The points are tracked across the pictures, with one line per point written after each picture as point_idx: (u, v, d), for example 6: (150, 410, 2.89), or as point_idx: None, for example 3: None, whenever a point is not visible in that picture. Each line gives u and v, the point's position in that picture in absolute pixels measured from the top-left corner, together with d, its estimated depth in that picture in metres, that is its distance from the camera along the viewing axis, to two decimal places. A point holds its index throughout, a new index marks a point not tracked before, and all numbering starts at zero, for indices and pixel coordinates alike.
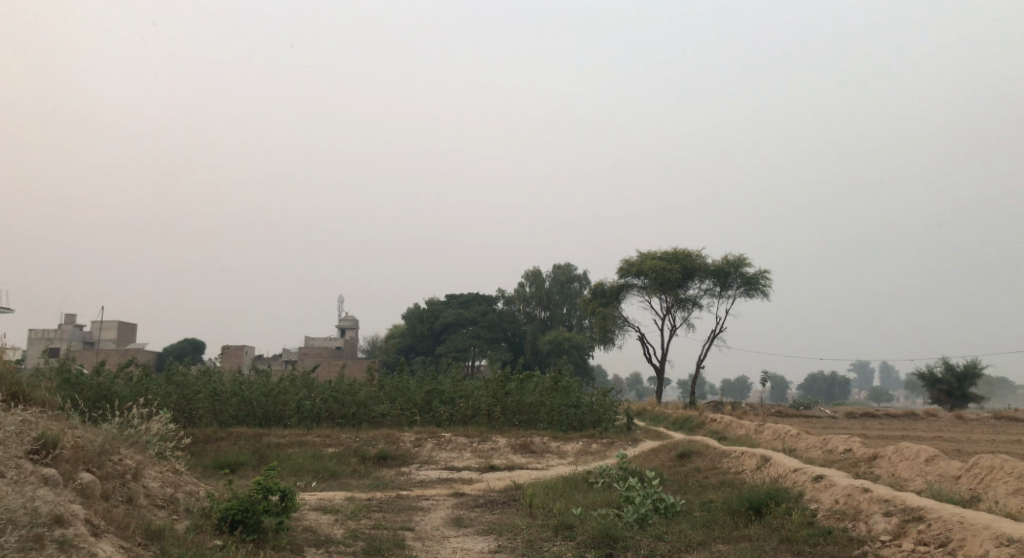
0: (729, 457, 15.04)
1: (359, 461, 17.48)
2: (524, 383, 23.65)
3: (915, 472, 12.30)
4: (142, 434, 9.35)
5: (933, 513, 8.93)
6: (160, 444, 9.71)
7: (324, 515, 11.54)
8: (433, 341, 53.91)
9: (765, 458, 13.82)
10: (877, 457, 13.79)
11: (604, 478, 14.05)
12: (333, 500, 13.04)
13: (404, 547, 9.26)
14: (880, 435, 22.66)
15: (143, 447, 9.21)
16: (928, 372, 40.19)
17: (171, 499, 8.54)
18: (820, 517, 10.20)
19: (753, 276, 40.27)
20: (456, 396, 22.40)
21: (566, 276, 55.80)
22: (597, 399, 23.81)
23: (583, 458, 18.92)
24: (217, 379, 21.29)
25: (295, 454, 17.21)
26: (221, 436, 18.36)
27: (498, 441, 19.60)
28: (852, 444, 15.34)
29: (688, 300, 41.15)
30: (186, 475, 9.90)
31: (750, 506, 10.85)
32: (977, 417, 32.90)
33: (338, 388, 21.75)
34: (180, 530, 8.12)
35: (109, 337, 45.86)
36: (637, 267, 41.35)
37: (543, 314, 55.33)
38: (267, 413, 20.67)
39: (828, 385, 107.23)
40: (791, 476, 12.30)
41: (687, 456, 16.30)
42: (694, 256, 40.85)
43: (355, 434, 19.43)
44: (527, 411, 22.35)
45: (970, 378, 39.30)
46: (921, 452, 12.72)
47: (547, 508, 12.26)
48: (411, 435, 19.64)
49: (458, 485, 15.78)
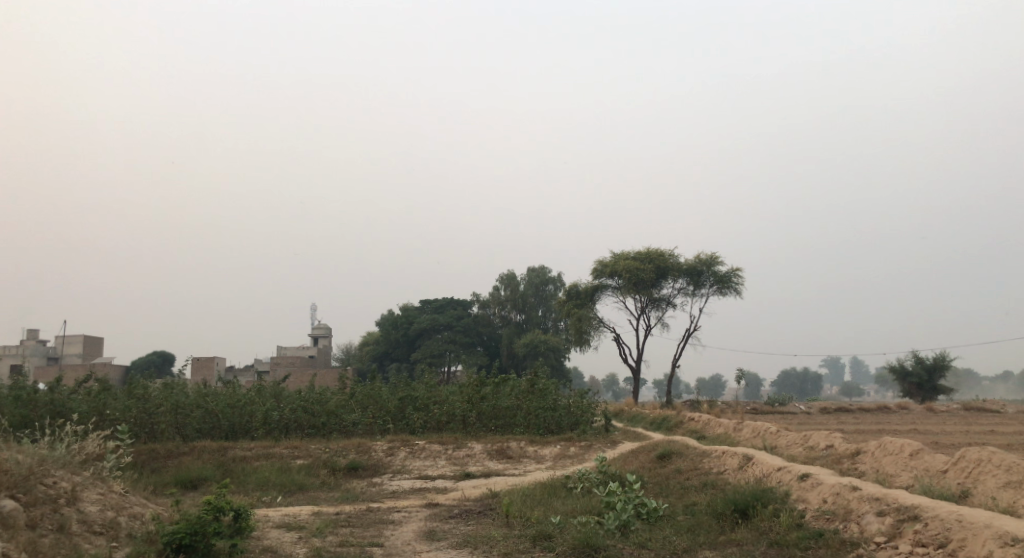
0: (711, 457, 14.57)
1: (329, 473, 16.78)
2: (500, 386, 23.10)
3: (901, 467, 11.88)
4: (77, 455, 8.68)
5: (929, 511, 8.49)
6: (96, 465, 9.08)
7: (288, 533, 10.92)
8: (408, 347, 53.12)
9: (747, 457, 13.37)
10: (860, 453, 13.37)
11: (583, 483, 13.52)
12: (299, 516, 12.42)
13: None
14: (858, 430, 22.41)
15: (78, 469, 8.58)
16: (899, 365, 40.15)
17: (111, 525, 7.97)
18: (808, 518, 9.73)
19: (726, 274, 40.06)
20: (430, 402, 21.73)
21: (541, 279, 55.36)
22: (574, 401, 23.32)
23: (562, 462, 18.40)
24: (180, 391, 20.47)
25: (262, 467, 16.50)
26: (184, 450, 17.57)
27: (474, 448, 19.02)
28: (834, 440, 14.96)
29: (662, 299, 40.82)
30: (132, 497, 9.29)
31: (735, 509, 10.37)
32: (948, 408, 32.88)
33: (308, 397, 21.01)
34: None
35: (75, 352, 44.66)
36: (610, 267, 40.96)
37: (518, 317, 54.89)
38: (234, 425, 19.95)
39: (801, 381, 108.14)
40: (776, 475, 11.83)
41: (667, 457, 15.83)
42: (667, 255, 40.57)
43: (325, 444, 18.76)
44: (503, 415, 21.86)
45: (939, 370, 39.32)
46: (905, 446, 12.32)
47: (525, 517, 11.69)
48: (384, 443, 18.98)
49: (432, 494, 15.19)
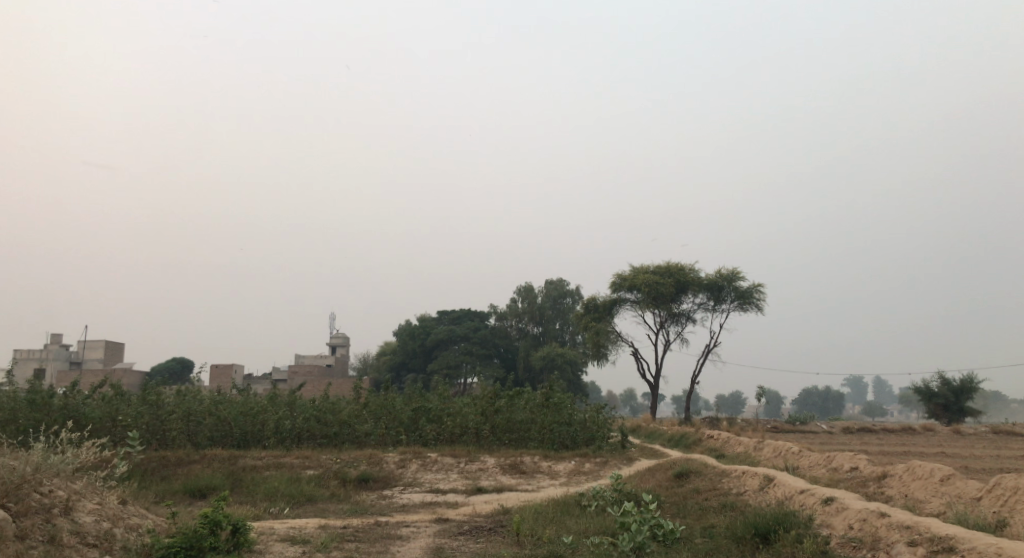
0: (730, 477, 14.13)
1: (339, 484, 16.45)
2: (514, 399, 22.72)
3: (931, 493, 11.38)
4: (70, 463, 8.43)
5: (965, 543, 8.02)
6: (92, 473, 8.89)
7: (291, 547, 10.58)
8: (425, 358, 52.82)
9: (768, 478, 12.90)
10: (887, 476, 12.87)
11: (598, 502, 13.09)
12: (304, 529, 12.09)
13: None
14: (882, 452, 21.82)
15: (76, 479, 8.40)
16: (924, 386, 39.34)
17: (105, 537, 7.87)
18: (833, 544, 9.27)
19: (748, 290, 39.49)
20: (444, 414, 21.39)
21: (559, 292, 55.01)
22: (590, 416, 22.87)
23: (576, 479, 17.97)
24: (192, 398, 20.21)
25: (271, 477, 16.19)
26: (194, 458, 17.27)
27: (487, 461, 18.65)
28: (859, 462, 14.47)
29: (682, 314, 40.32)
30: (134, 507, 9.23)
31: (756, 533, 9.92)
32: (975, 431, 32.09)
33: (321, 406, 20.76)
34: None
35: (96, 356, 44.73)
36: (629, 281, 40.50)
37: (535, 330, 54.52)
38: (246, 434, 19.65)
39: (822, 400, 106.71)
40: (799, 498, 11.37)
41: (685, 476, 15.39)
42: (687, 270, 40.09)
43: (336, 455, 18.43)
44: (517, 429, 21.47)
45: (967, 392, 38.47)
46: (935, 470, 11.83)
47: (537, 535, 11.29)
48: (396, 455, 18.65)
49: (442, 508, 14.83)
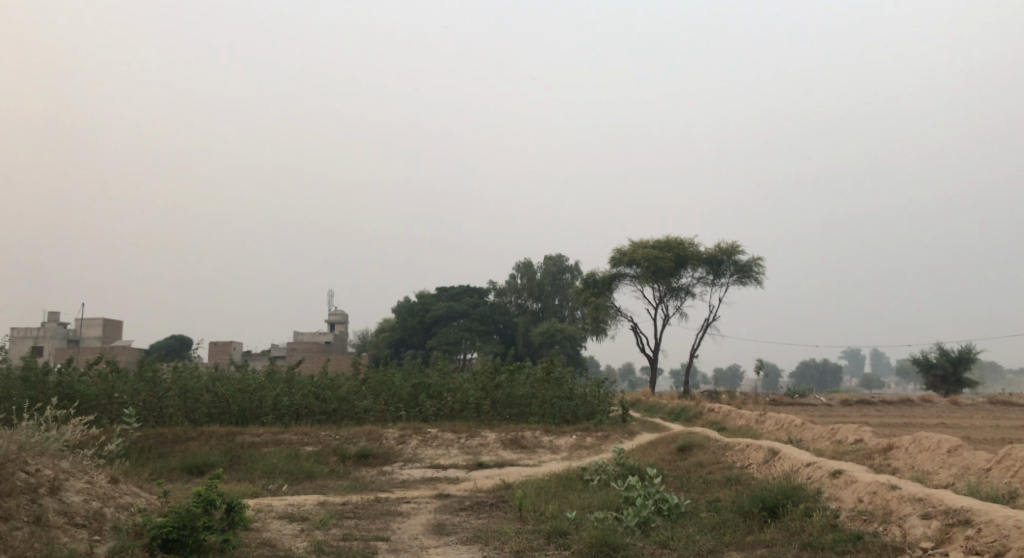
0: (734, 450, 13.94)
1: (338, 461, 16.26)
2: (514, 374, 22.52)
3: (938, 464, 11.18)
4: (57, 440, 8.23)
5: (982, 516, 7.79)
6: (79, 454, 8.72)
7: (289, 524, 10.39)
8: (424, 334, 52.59)
9: (773, 451, 12.71)
10: (893, 448, 12.66)
11: (600, 476, 12.89)
12: (303, 506, 11.89)
13: None
14: (884, 424, 21.68)
15: (61, 458, 8.17)
16: (922, 357, 39.19)
17: (94, 517, 7.68)
18: (843, 518, 9.06)
19: (747, 264, 39.22)
20: (443, 390, 21.17)
21: (558, 268, 54.74)
22: (591, 391, 22.71)
23: (578, 453, 17.81)
24: (189, 374, 19.96)
25: (270, 453, 15.99)
26: (192, 435, 17.04)
27: (488, 437, 18.45)
28: (863, 434, 14.28)
29: (681, 289, 40.06)
30: (128, 488, 9.03)
31: (763, 507, 9.72)
32: (973, 402, 31.99)
33: (319, 383, 20.52)
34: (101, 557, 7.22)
35: (94, 334, 44.53)
36: (628, 255, 40.20)
37: (535, 306, 54.30)
38: (244, 410, 19.44)
39: (818, 372, 107.08)
40: (805, 471, 11.17)
41: (688, 449, 15.20)
42: (686, 244, 39.80)
43: (335, 431, 18.21)
44: (518, 404, 21.29)
45: (965, 362, 38.32)
46: (942, 442, 11.61)
47: (539, 511, 11.08)
48: (396, 431, 18.45)
49: (443, 484, 14.64)
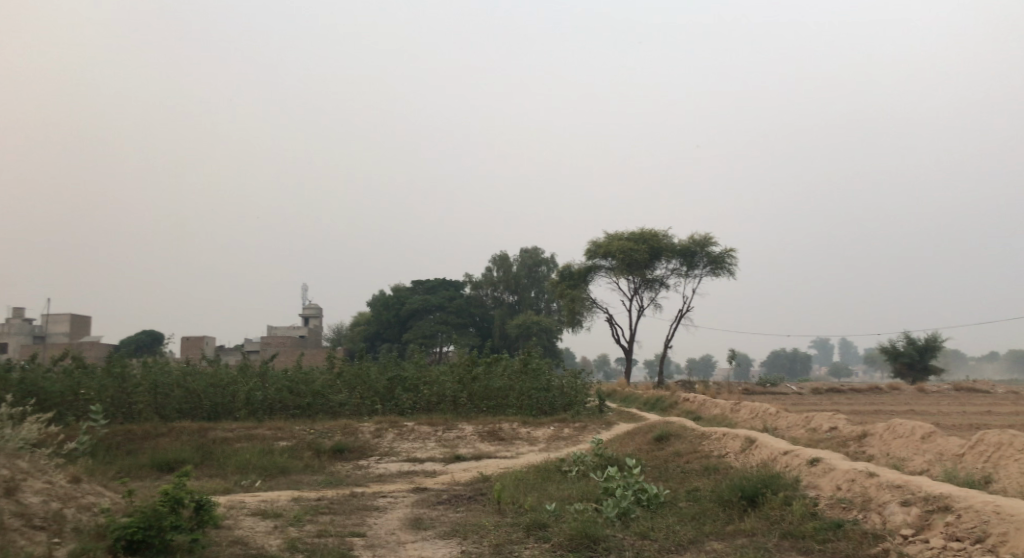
0: (711, 439, 13.91)
1: (313, 455, 16.03)
2: (491, 366, 22.39)
3: (913, 451, 11.19)
4: (13, 441, 8.22)
5: (961, 502, 7.77)
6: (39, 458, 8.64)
7: (262, 521, 10.19)
8: (400, 328, 52.27)
9: (750, 440, 12.68)
10: (868, 435, 12.69)
11: (579, 467, 12.79)
12: (276, 502, 11.67)
13: None
14: (856, 411, 21.89)
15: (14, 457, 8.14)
16: (890, 346, 39.51)
17: (53, 519, 7.68)
18: (822, 506, 9.02)
19: (720, 255, 39.36)
20: (420, 383, 20.99)
21: (534, 260, 54.63)
22: (568, 382, 22.69)
23: (556, 444, 17.73)
24: (159, 369, 19.60)
25: (243, 449, 15.73)
26: (162, 432, 16.72)
27: (465, 429, 18.30)
28: (838, 422, 14.32)
29: (656, 280, 40.12)
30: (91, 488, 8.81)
31: (742, 496, 9.66)
32: (939, 389, 32.37)
33: (293, 377, 20.25)
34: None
35: (61, 330, 43.78)
36: (604, 248, 40.16)
37: (510, 299, 54.19)
38: (216, 405, 19.14)
39: (790, 362, 108.08)
40: (783, 459, 11.14)
41: (665, 439, 15.16)
42: (661, 236, 39.83)
43: (310, 425, 17.97)
44: (495, 395, 21.16)
45: (931, 350, 38.72)
46: (916, 429, 11.64)
47: (518, 504, 10.96)
48: (371, 424, 18.24)
49: (420, 478, 14.49)
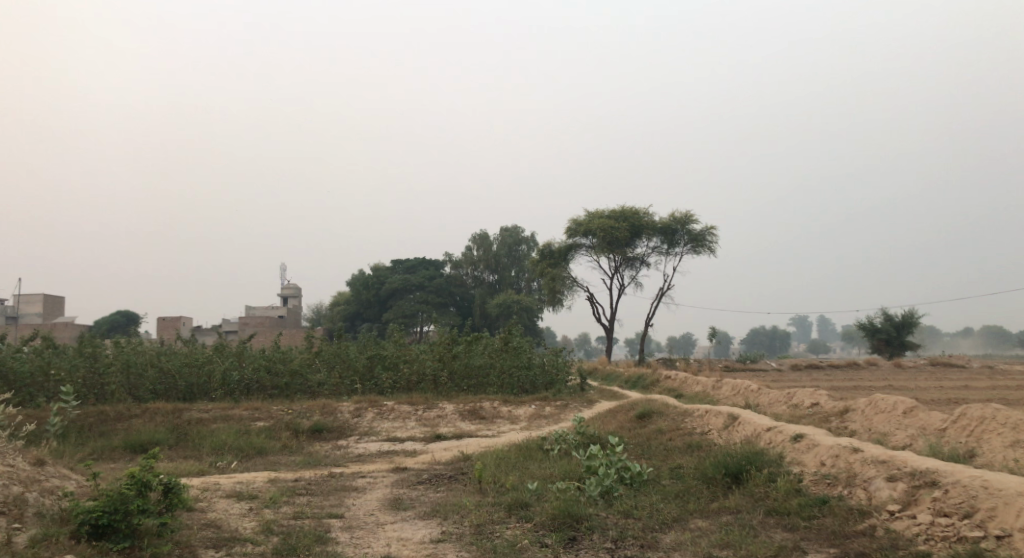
0: (693, 416, 13.81)
1: (291, 436, 15.81)
2: (472, 345, 22.19)
3: (895, 426, 11.12)
4: None
5: (948, 477, 7.68)
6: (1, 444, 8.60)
7: (237, 504, 9.96)
8: (380, 308, 51.96)
9: (732, 417, 12.59)
10: (849, 411, 12.62)
11: (560, 445, 12.65)
12: (253, 484, 11.44)
13: (315, 552, 8.04)
14: (835, 387, 21.96)
15: None
16: (868, 322, 39.72)
17: (15, 503, 7.78)
18: (807, 483, 8.92)
19: (700, 233, 39.32)
20: (400, 361, 20.77)
21: (514, 239, 54.37)
22: (549, 360, 22.55)
23: (537, 423, 17.61)
24: (133, 349, 19.23)
25: (219, 430, 15.47)
26: (136, 413, 16.41)
27: (445, 408, 18.13)
28: (819, 398, 14.25)
29: (636, 259, 40.05)
30: (52, 478, 8.62)
31: (727, 473, 9.55)
32: (916, 365, 32.64)
33: (271, 356, 19.96)
34: (21, 545, 7.29)
35: (35, 311, 43.07)
36: (584, 226, 39.97)
37: (491, 278, 53.99)
38: (192, 386, 18.81)
39: (769, 338, 109.04)
40: (765, 436, 11.04)
41: (647, 417, 15.05)
42: (641, 214, 39.70)
43: (288, 406, 17.71)
44: (476, 374, 21.01)
45: (908, 326, 38.96)
46: (898, 404, 11.57)
47: (499, 483, 10.81)
48: (351, 404, 18.03)
49: (400, 457, 14.31)
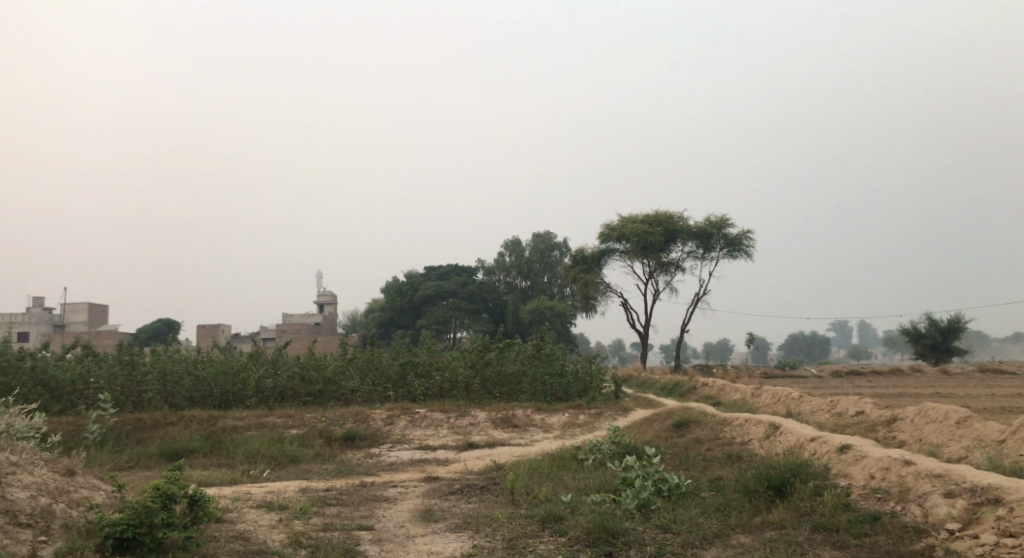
0: (732, 425, 13.39)
1: (324, 444, 15.65)
2: (505, 351, 21.91)
3: (947, 437, 10.61)
4: None
5: (1013, 494, 7.23)
6: (28, 455, 8.54)
7: (267, 514, 9.78)
8: (414, 314, 51.94)
9: (774, 426, 12.16)
10: (897, 420, 12.11)
11: (595, 455, 12.30)
12: (283, 494, 11.25)
13: None
14: (878, 394, 21.27)
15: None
16: (911, 327, 38.74)
17: (42, 515, 7.65)
18: (856, 497, 8.49)
19: (736, 237, 38.70)
20: (432, 369, 20.56)
21: (547, 245, 54.05)
22: (582, 367, 22.19)
23: (571, 431, 17.27)
24: (170, 357, 19.25)
25: (253, 437, 15.36)
26: (171, 420, 16.38)
27: (478, 416, 17.86)
28: (864, 407, 13.73)
29: (671, 264, 39.54)
30: (76, 488, 8.51)
31: (769, 486, 9.15)
32: (962, 371, 31.64)
33: (304, 364, 19.88)
34: None
35: (80, 319, 43.70)
36: (617, 231, 39.55)
37: (523, 284, 53.74)
38: (227, 394, 18.76)
39: (808, 344, 107.47)
40: (809, 447, 10.61)
41: (684, 426, 14.64)
42: (676, 219, 39.19)
43: (321, 413, 17.58)
44: (508, 381, 20.74)
45: (954, 331, 37.91)
46: (951, 413, 11.05)
47: (532, 494, 10.51)
48: (384, 411, 17.84)
49: (432, 466, 14.07)
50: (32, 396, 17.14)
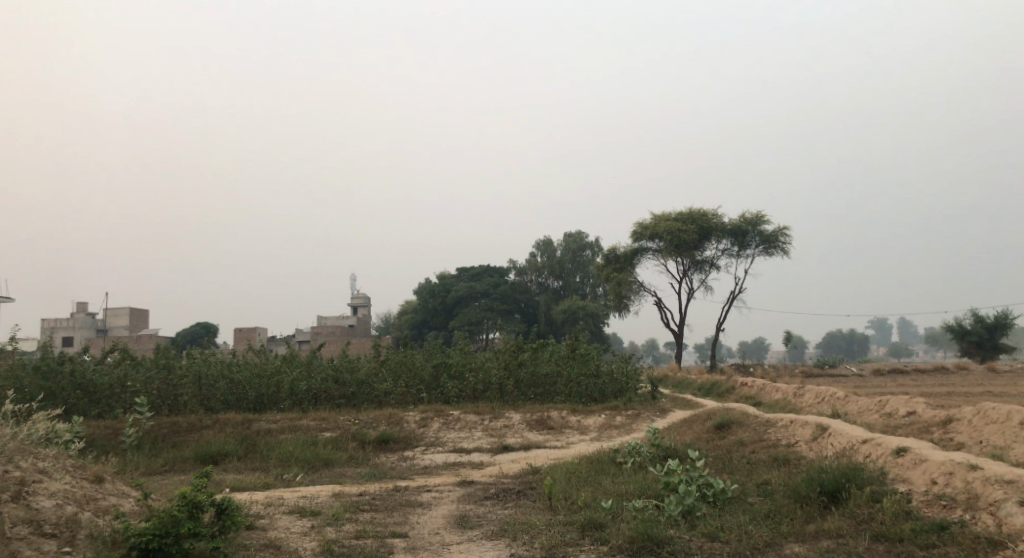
0: (777, 426, 12.87)
1: (357, 447, 15.39)
2: (538, 352, 21.53)
3: (1011, 439, 10.04)
4: (14, 440, 8.00)
5: None
6: (56, 462, 8.33)
7: (299, 521, 9.50)
8: (446, 316, 51.72)
9: (822, 428, 11.64)
10: (953, 421, 11.53)
11: (635, 458, 11.87)
12: (315, 498, 10.98)
13: None
14: (926, 393, 20.52)
15: (26, 457, 7.96)
16: (957, 324, 37.63)
17: (67, 524, 7.41)
18: (918, 503, 7.99)
19: (773, 233, 37.91)
20: (465, 370, 20.23)
21: (578, 244, 53.55)
22: (618, 367, 21.72)
23: (608, 433, 16.82)
24: (205, 360, 19.11)
25: (286, 440, 15.15)
26: (206, 423, 16.21)
27: (512, 418, 17.49)
28: (916, 407, 13.14)
29: (706, 262, 38.86)
30: (105, 496, 8.28)
31: (822, 491, 8.66)
32: (1012, 368, 30.60)
33: (337, 366, 19.64)
34: None
35: (121, 324, 44.10)
36: (650, 229, 38.97)
37: (556, 284, 53.31)
38: (260, 396, 18.54)
39: (846, 342, 105.77)
40: (862, 449, 10.10)
41: (726, 427, 14.14)
42: (710, 216, 38.52)
43: (354, 415, 17.34)
44: (543, 382, 20.33)
45: (1002, 328, 36.75)
46: (1013, 413, 10.46)
47: (571, 500, 10.12)
48: (417, 414, 17.53)
49: (467, 470, 13.73)
50: (69, 400, 17.11)
